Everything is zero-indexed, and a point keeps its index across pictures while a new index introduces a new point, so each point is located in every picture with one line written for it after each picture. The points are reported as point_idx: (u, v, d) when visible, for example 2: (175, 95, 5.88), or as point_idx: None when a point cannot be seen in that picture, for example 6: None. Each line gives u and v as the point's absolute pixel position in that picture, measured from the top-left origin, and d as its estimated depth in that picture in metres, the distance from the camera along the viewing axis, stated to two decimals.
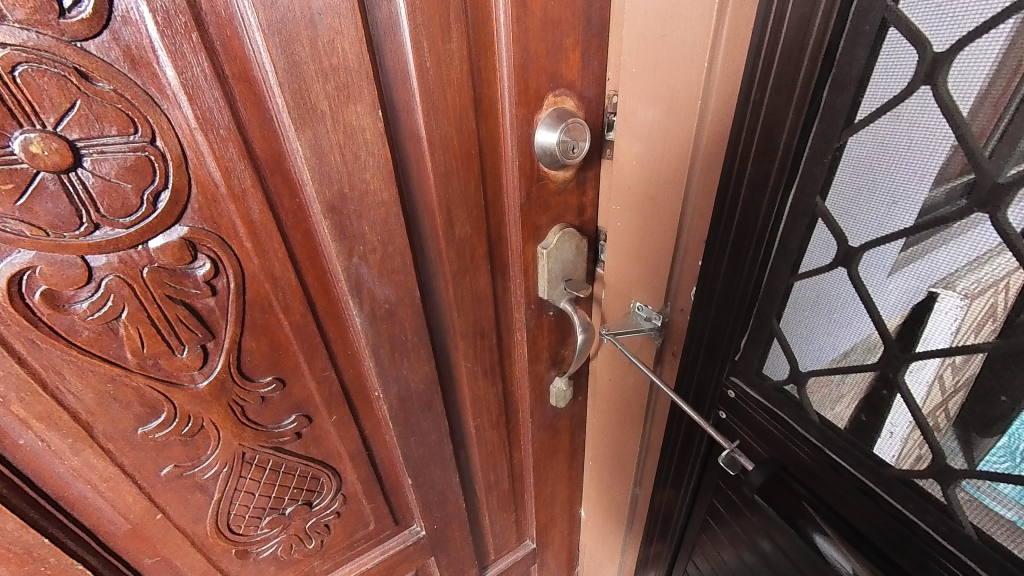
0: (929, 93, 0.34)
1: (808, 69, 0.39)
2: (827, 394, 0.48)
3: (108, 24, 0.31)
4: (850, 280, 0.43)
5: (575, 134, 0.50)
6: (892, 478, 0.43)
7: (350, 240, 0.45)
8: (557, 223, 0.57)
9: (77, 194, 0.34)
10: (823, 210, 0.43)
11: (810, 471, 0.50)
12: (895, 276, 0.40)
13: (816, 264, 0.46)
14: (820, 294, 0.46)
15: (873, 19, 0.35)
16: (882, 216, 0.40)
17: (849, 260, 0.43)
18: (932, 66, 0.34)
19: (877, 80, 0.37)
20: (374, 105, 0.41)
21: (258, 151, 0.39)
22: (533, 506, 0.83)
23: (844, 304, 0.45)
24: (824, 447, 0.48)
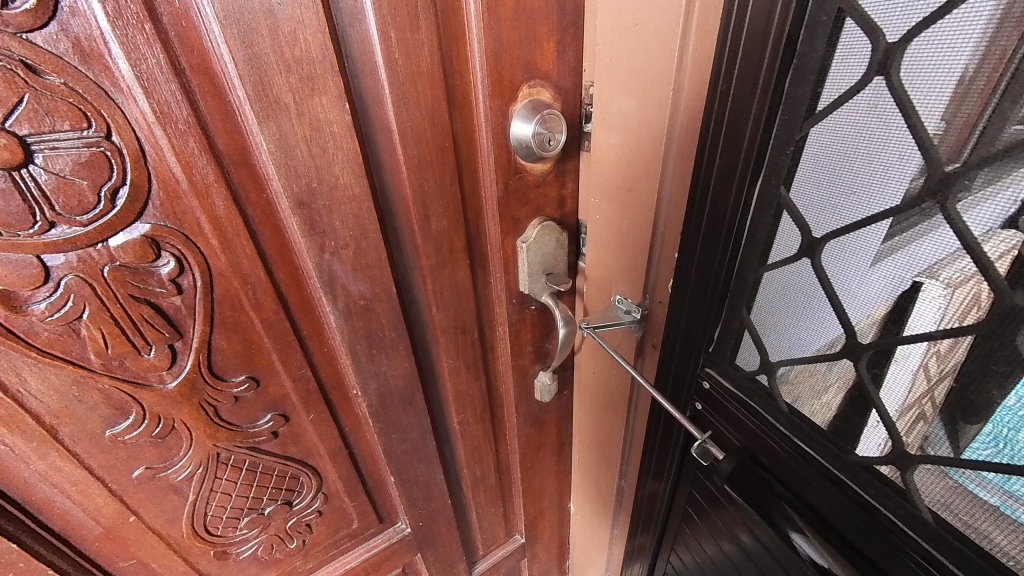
0: (883, 83, 0.35)
1: (771, 59, 0.39)
2: (814, 384, 0.47)
3: (55, 15, 0.30)
4: (813, 270, 0.44)
5: (551, 126, 0.49)
6: (856, 465, 0.44)
7: (321, 235, 0.44)
8: (536, 217, 0.56)
9: (30, 191, 0.33)
10: (787, 202, 0.44)
11: (781, 461, 0.50)
12: (879, 267, 0.39)
13: (782, 255, 0.46)
14: (791, 285, 0.46)
15: (829, 10, 0.35)
16: (845, 206, 0.40)
17: (822, 250, 0.43)
18: (886, 56, 0.34)
19: (834, 69, 0.37)
20: (340, 98, 0.40)
21: (221, 146, 0.38)
22: (520, 500, 0.83)
23: (815, 297, 0.45)
24: (793, 436, 0.48)
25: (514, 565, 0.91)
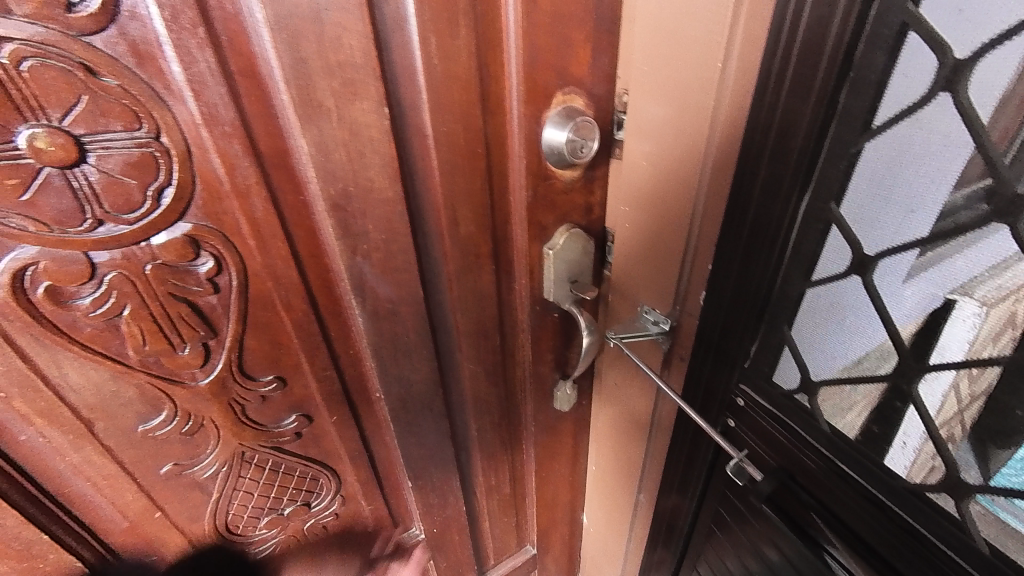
0: (949, 100, 0.33)
1: (826, 71, 0.37)
2: (839, 402, 0.46)
3: (115, 18, 0.31)
4: (864, 288, 0.41)
5: (584, 133, 0.49)
6: (903, 490, 0.41)
7: (354, 238, 0.44)
8: (564, 223, 0.56)
9: (82, 189, 0.34)
10: (837, 217, 0.41)
11: (817, 480, 0.47)
12: (912, 283, 0.38)
13: (830, 271, 0.43)
14: (834, 303, 0.44)
15: (894, 23, 0.33)
16: (898, 223, 0.38)
17: (871, 267, 0.40)
18: (953, 71, 0.32)
19: (895, 84, 0.35)
20: (380, 103, 0.40)
21: (262, 147, 0.38)
22: (533, 509, 0.82)
23: (863, 312, 0.42)
24: (836, 460, 0.45)
25: None
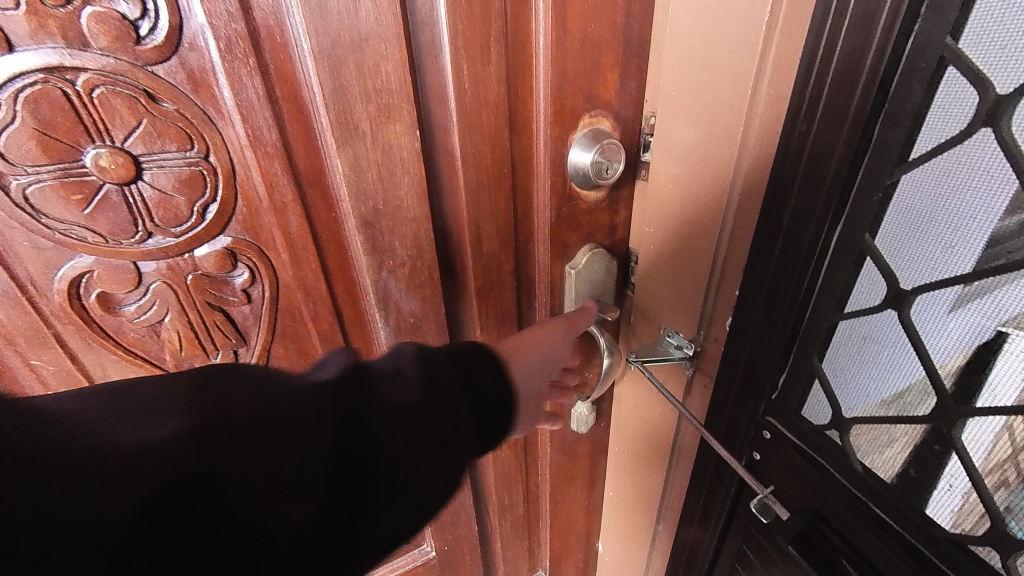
0: (990, 135, 0.31)
1: (861, 101, 0.35)
2: (876, 438, 0.42)
3: (176, 50, 0.33)
4: (900, 323, 0.39)
5: (609, 155, 0.50)
6: (944, 542, 0.38)
7: (380, 254, 0.46)
8: (587, 243, 0.56)
9: (136, 205, 0.36)
10: (871, 248, 0.39)
11: (850, 523, 0.44)
12: (958, 314, 0.35)
13: (864, 305, 0.41)
14: (870, 335, 0.41)
15: (930, 57, 0.32)
16: (935, 259, 0.36)
17: (909, 302, 0.38)
18: (994, 107, 0.30)
19: (932, 117, 0.33)
20: (412, 126, 0.42)
21: (301, 166, 0.40)
22: (547, 534, 0.81)
23: (899, 348, 0.40)
24: (867, 501, 0.43)
25: None
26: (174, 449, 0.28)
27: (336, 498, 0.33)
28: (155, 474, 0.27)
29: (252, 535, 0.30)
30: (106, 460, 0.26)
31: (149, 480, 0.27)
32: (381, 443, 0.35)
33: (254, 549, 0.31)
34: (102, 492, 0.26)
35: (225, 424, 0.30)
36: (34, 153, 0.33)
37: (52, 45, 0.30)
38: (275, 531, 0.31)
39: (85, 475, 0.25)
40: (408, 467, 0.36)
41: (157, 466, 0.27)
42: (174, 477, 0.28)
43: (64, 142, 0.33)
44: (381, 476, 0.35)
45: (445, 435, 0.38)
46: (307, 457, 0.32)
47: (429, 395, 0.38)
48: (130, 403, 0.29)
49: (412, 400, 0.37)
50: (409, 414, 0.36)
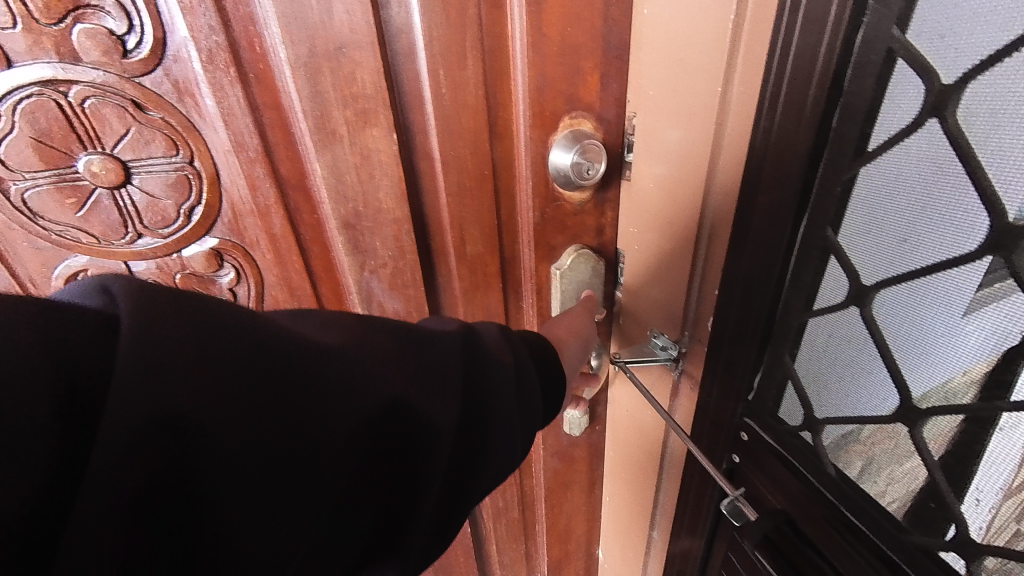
0: (937, 127, 0.30)
1: (817, 95, 0.35)
2: (893, 448, 0.38)
3: (161, 61, 0.36)
4: (863, 321, 0.38)
5: (591, 155, 0.50)
6: (912, 547, 0.37)
7: (363, 255, 0.47)
8: (573, 244, 0.56)
9: (126, 207, 0.39)
10: (834, 245, 0.38)
11: (824, 531, 0.43)
12: (971, 320, 0.31)
13: (828, 303, 0.40)
14: (833, 336, 0.41)
15: (879, 49, 0.32)
16: (893, 255, 0.35)
17: (869, 299, 0.37)
18: (939, 98, 0.30)
19: (884, 110, 0.33)
20: (389, 130, 0.43)
21: (283, 171, 0.42)
22: (544, 538, 0.81)
23: (863, 348, 0.39)
24: (842, 507, 0.41)
25: None
26: (345, 372, 0.29)
27: (459, 438, 0.34)
28: (358, 402, 0.28)
29: (422, 446, 0.31)
30: (317, 353, 0.28)
31: (353, 411, 0.28)
32: (495, 393, 0.36)
33: (419, 463, 0.31)
34: (315, 377, 0.27)
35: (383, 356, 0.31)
36: (32, 160, 0.36)
37: (47, 60, 0.33)
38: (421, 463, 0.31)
39: (303, 360, 0.27)
40: (515, 420, 0.37)
41: (350, 364, 0.29)
42: (365, 374, 0.29)
43: (60, 150, 0.36)
44: (497, 422, 0.35)
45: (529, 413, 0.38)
46: (450, 386, 0.33)
47: (523, 362, 0.39)
48: (310, 322, 0.31)
49: (514, 365, 0.38)
50: (512, 375, 0.37)
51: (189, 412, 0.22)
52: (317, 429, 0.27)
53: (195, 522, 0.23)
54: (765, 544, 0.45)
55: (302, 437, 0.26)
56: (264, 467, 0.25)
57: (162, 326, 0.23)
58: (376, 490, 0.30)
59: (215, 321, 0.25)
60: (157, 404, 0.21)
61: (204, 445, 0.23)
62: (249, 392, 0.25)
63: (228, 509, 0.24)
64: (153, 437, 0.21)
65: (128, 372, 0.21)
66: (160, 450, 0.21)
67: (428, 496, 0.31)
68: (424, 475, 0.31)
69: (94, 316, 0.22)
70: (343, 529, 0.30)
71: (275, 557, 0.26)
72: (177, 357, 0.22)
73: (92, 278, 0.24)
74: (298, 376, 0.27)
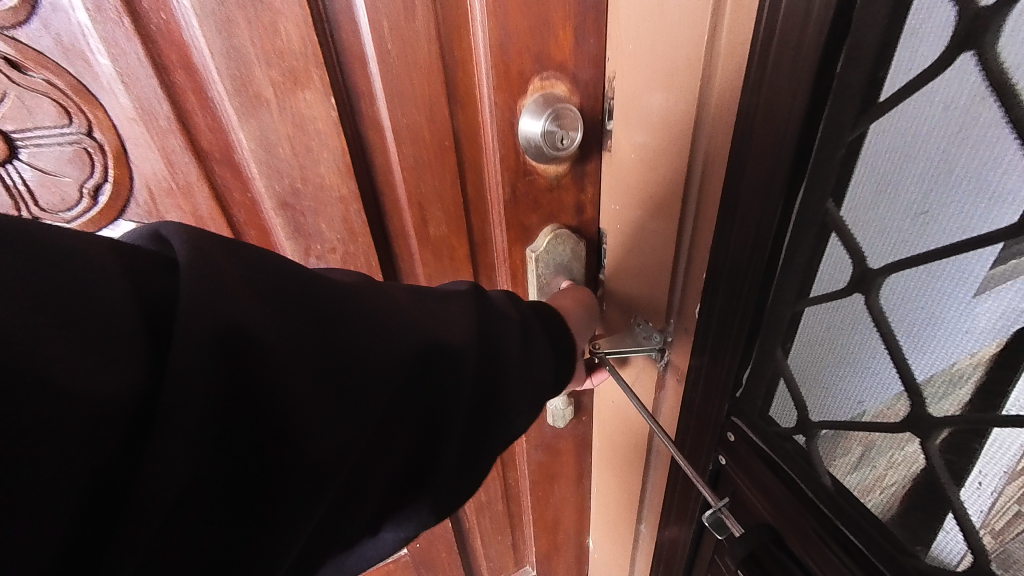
0: (974, 63, 0.24)
1: (816, 36, 0.29)
2: (886, 441, 0.34)
3: (37, 11, 0.30)
4: (868, 310, 0.33)
5: (565, 121, 0.44)
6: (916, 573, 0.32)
7: (306, 238, 0.42)
8: (549, 224, 0.50)
9: (17, 186, 0.34)
10: (835, 220, 0.33)
11: (813, 551, 0.38)
12: (985, 299, 0.26)
13: (827, 289, 0.35)
14: (830, 327, 0.36)
15: None
16: (907, 229, 0.29)
17: (875, 284, 0.32)
18: (972, 27, 0.24)
19: (901, 49, 0.27)
20: (326, 93, 0.37)
21: (204, 143, 0.37)
22: (530, 531, 0.78)
23: (863, 341, 0.34)
24: (836, 520, 0.36)
25: None
26: (381, 313, 0.30)
27: (483, 389, 0.35)
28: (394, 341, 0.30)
29: (449, 384, 0.32)
30: (346, 292, 0.30)
31: (393, 349, 0.30)
32: (507, 343, 0.36)
33: (446, 400, 0.32)
34: (351, 315, 0.29)
35: (407, 301, 0.33)
36: None
37: None
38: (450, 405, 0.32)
39: (336, 299, 0.29)
40: (528, 380, 0.37)
41: (381, 308, 0.31)
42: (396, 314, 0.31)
43: None
44: (513, 378, 0.36)
45: (540, 370, 0.38)
46: (469, 328, 0.33)
47: (528, 320, 0.39)
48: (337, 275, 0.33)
49: (520, 320, 0.38)
50: (519, 329, 0.38)
51: (249, 331, 0.24)
52: (359, 362, 0.28)
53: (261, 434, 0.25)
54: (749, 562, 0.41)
55: (344, 367, 0.28)
56: (316, 391, 0.26)
57: (215, 261, 0.25)
58: (403, 431, 0.31)
59: (259, 262, 0.27)
60: (217, 322, 0.23)
61: (265, 365, 0.24)
62: (296, 324, 0.26)
63: (291, 424, 0.25)
64: (221, 354, 0.23)
65: (193, 298, 0.22)
66: (228, 361, 0.23)
67: (453, 432, 0.33)
68: (448, 416, 0.32)
69: (147, 254, 0.23)
70: (379, 469, 0.31)
71: (325, 479, 0.27)
72: (231, 288, 0.24)
73: (141, 229, 0.26)
74: (333, 312, 0.28)
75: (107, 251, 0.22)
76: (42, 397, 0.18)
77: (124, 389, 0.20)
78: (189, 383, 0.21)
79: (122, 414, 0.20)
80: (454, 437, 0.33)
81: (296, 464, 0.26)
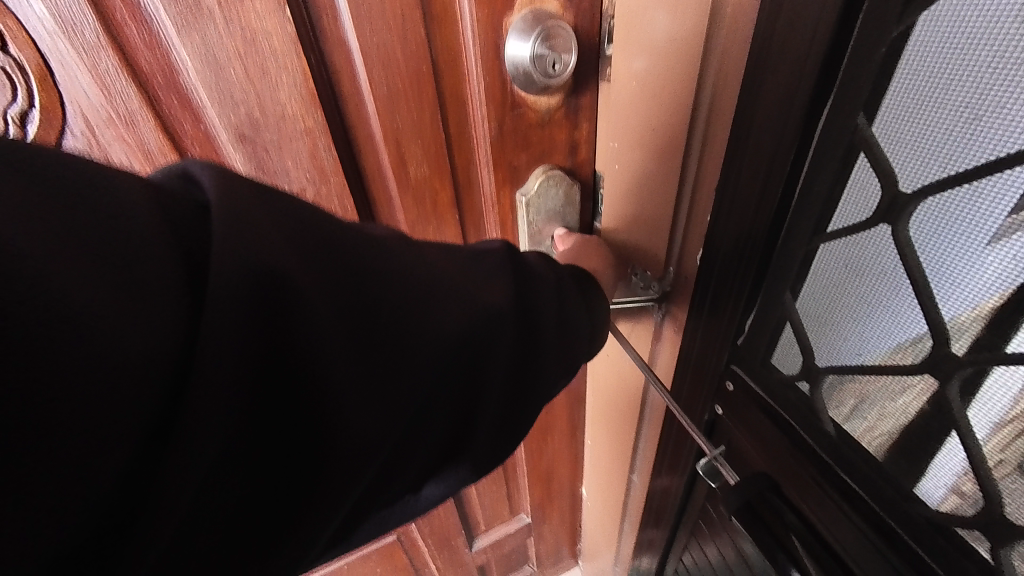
0: None
1: None
2: (885, 386, 0.32)
3: None
4: (895, 242, 0.29)
5: (557, 44, 0.38)
6: (920, 520, 0.31)
7: (271, 177, 0.38)
8: (541, 164, 0.46)
9: None
10: (865, 140, 0.29)
11: (811, 496, 0.37)
12: (995, 250, 0.24)
13: (847, 222, 0.32)
14: (849, 265, 0.32)
15: None
16: (952, 143, 0.25)
17: (907, 212, 0.28)
18: None
19: None
20: (278, 4, 0.32)
21: (141, 63, 0.32)
22: (525, 480, 0.79)
23: (880, 277, 0.31)
24: (834, 466, 0.35)
25: (518, 540, 0.88)
26: (418, 269, 0.26)
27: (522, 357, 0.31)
28: (433, 298, 0.26)
29: (488, 348, 0.28)
30: (376, 246, 0.25)
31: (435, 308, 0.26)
32: (544, 304, 0.32)
33: (486, 367, 0.28)
34: (384, 271, 0.25)
35: (438, 256, 0.29)
36: None
37: None
38: (489, 373, 0.29)
39: (368, 254, 0.25)
40: (568, 346, 0.33)
41: (417, 264, 0.27)
42: (434, 274, 0.27)
43: None
44: (550, 345, 0.32)
45: (581, 335, 0.34)
46: (504, 288, 0.30)
47: (562, 278, 0.34)
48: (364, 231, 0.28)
49: (553, 278, 0.34)
50: (553, 288, 0.33)
51: (280, 281, 0.20)
52: (397, 322, 0.24)
53: (303, 396, 0.21)
54: (743, 511, 0.40)
55: (382, 336, 0.24)
56: (355, 351, 0.23)
57: (242, 198, 0.21)
58: (444, 402, 0.28)
59: (288, 211, 0.23)
60: (248, 270, 0.19)
61: (303, 330, 0.21)
62: (328, 275, 0.23)
63: (331, 387, 0.22)
64: (255, 310, 0.19)
65: (225, 243, 0.19)
66: (262, 309, 0.20)
67: (489, 403, 0.29)
68: (487, 383, 0.29)
69: (180, 199, 0.20)
70: (414, 446, 0.27)
71: (366, 451, 0.24)
72: (266, 242, 0.20)
73: (167, 167, 0.22)
74: (368, 269, 0.24)
75: (139, 190, 0.19)
76: (74, 326, 0.16)
77: (159, 331, 0.17)
78: (227, 341, 0.19)
79: (160, 356, 0.17)
80: (490, 409, 0.30)
81: (335, 442, 0.23)
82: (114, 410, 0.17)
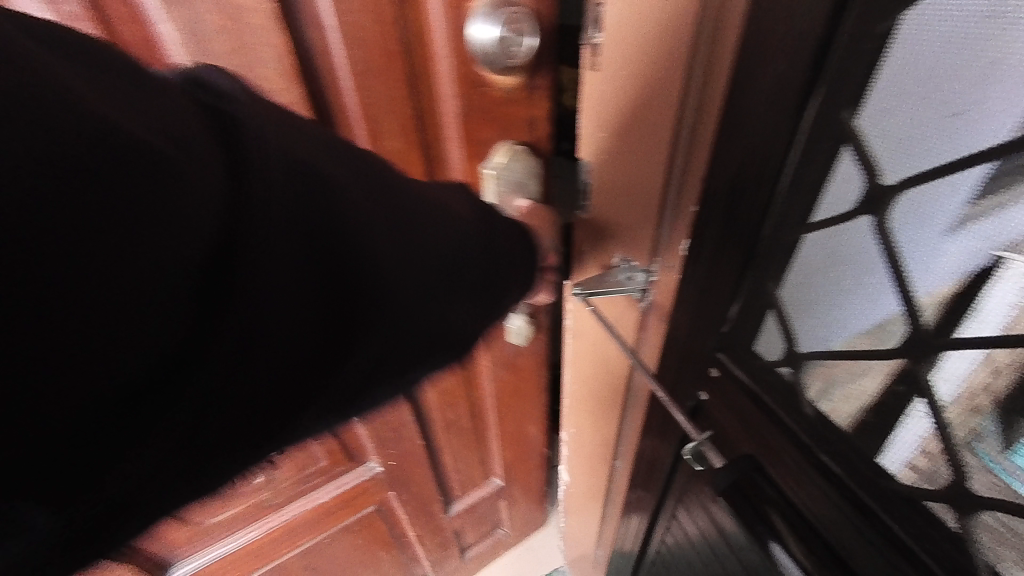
0: None
1: None
2: (848, 367, 0.37)
3: None
4: (875, 232, 0.34)
5: (522, 27, 0.35)
6: (892, 494, 0.34)
7: None
8: (506, 139, 0.43)
9: None
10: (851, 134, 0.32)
11: (791, 474, 0.40)
12: (957, 239, 0.30)
13: (832, 213, 0.35)
14: (829, 254, 0.37)
15: None
16: (936, 138, 0.29)
17: (888, 203, 0.32)
18: None
19: None
20: None
21: (124, 33, 0.32)
22: (495, 443, 0.80)
23: (867, 267, 0.35)
24: (815, 447, 0.38)
25: (490, 504, 0.91)
26: (412, 188, 0.31)
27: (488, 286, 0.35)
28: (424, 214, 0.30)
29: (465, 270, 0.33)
30: (367, 162, 0.29)
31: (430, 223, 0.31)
32: (508, 238, 0.37)
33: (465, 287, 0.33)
34: (388, 184, 0.29)
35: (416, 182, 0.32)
36: None
37: None
38: (461, 292, 0.33)
39: (367, 167, 0.29)
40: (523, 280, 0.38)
41: (409, 186, 0.31)
42: (411, 199, 0.30)
43: None
44: (510, 278, 0.37)
45: (528, 270, 0.38)
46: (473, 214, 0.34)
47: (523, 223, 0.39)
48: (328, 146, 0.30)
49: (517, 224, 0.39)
50: (517, 231, 0.38)
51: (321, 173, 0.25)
52: (406, 225, 0.29)
53: (332, 268, 0.25)
54: (730, 492, 0.40)
55: (381, 241, 0.27)
56: (372, 239, 0.27)
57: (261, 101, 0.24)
58: (426, 312, 0.31)
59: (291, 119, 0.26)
60: (291, 161, 0.23)
61: (342, 215, 0.25)
62: (345, 176, 0.27)
63: (363, 262, 0.26)
64: (299, 189, 0.23)
65: (264, 135, 0.23)
66: (305, 188, 0.24)
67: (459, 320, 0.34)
68: (462, 299, 0.33)
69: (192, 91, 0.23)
70: (392, 355, 0.30)
71: (368, 335, 0.27)
72: (290, 150, 0.24)
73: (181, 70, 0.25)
74: (370, 178, 0.28)
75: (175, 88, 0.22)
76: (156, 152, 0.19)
77: (219, 183, 0.21)
78: (273, 203, 0.22)
79: (219, 196, 0.21)
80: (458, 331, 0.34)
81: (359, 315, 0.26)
82: (137, 263, 0.19)
